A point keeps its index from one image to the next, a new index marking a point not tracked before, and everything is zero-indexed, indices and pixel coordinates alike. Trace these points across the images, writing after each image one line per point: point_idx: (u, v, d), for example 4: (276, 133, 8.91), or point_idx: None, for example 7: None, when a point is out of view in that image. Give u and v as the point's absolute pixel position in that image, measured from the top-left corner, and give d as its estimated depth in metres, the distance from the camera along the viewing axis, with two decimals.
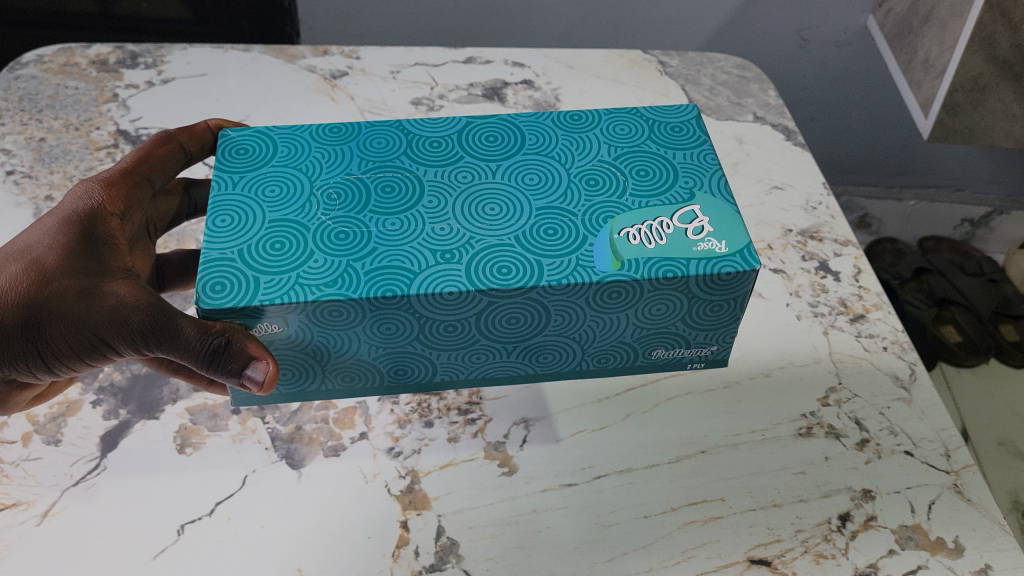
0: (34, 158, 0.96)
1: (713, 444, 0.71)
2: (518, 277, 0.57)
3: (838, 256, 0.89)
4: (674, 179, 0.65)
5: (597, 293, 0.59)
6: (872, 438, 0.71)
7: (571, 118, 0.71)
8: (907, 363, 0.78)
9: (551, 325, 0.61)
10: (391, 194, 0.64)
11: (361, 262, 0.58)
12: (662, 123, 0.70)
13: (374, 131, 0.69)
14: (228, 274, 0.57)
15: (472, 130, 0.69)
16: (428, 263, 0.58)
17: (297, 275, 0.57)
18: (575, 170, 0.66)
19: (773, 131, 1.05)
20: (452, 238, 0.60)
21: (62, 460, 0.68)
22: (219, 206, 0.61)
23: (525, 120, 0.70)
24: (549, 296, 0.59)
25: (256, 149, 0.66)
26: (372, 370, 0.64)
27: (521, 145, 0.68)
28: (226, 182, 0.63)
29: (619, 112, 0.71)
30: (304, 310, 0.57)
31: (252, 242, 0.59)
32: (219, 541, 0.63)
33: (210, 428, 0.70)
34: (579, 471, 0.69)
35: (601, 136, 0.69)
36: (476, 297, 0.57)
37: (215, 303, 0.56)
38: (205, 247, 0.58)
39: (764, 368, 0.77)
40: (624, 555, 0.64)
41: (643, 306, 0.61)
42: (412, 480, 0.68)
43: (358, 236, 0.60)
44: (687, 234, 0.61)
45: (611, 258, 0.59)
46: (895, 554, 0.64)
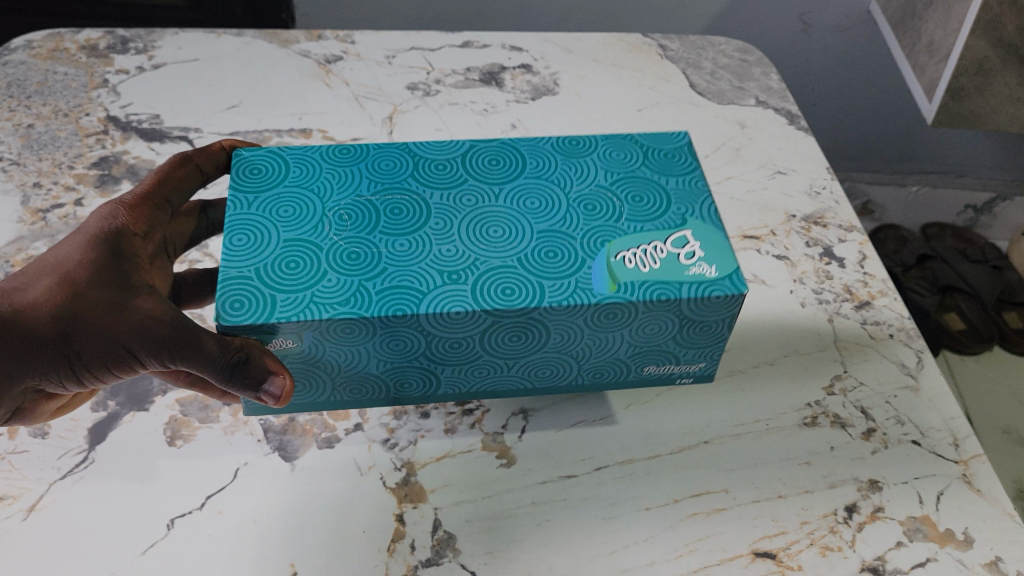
0: (22, 145, 0.94)
1: (716, 434, 0.69)
2: (521, 297, 0.56)
3: (842, 241, 0.87)
4: (667, 205, 0.64)
5: (594, 314, 0.58)
6: (879, 427, 0.70)
7: (570, 142, 0.69)
8: (914, 351, 0.76)
9: (548, 343, 0.60)
10: (399, 216, 0.62)
11: (372, 282, 0.57)
12: (656, 150, 0.69)
13: (381, 152, 0.67)
14: (246, 291, 0.56)
15: (475, 153, 0.67)
16: (436, 284, 0.57)
17: (312, 294, 0.56)
18: (574, 195, 0.64)
19: (776, 115, 1.03)
20: (459, 260, 0.59)
21: (49, 453, 0.66)
22: (235, 223, 0.60)
23: (526, 144, 0.68)
24: (551, 317, 0.57)
25: (268, 168, 0.64)
26: (376, 385, 0.63)
27: (522, 169, 0.66)
28: (240, 201, 0.61)
29: (616, 137, 0.70)
30: (319, 327, 0.55)
31: (268, 261, 0.58)
32: (210, 536, 0.62)
33: (200, 420, 0.69)
34: (579, 462, 0.67)
35: (599, 161, 0.67)
36: (480, 317, 0.56)
37: (234, 320, 0.54)
38: (222, 265, 0.57)
39: (768, 356, 0.75)
40: (626, 548, 0.62)
41: (636, 326, 0.60)
42: (408, 472, 0.66)
43: (369, 257, 0.58)
44: (680, 258, 0.60)
45: (609, 280, 0.58)
46: (903, 546, 0.62)
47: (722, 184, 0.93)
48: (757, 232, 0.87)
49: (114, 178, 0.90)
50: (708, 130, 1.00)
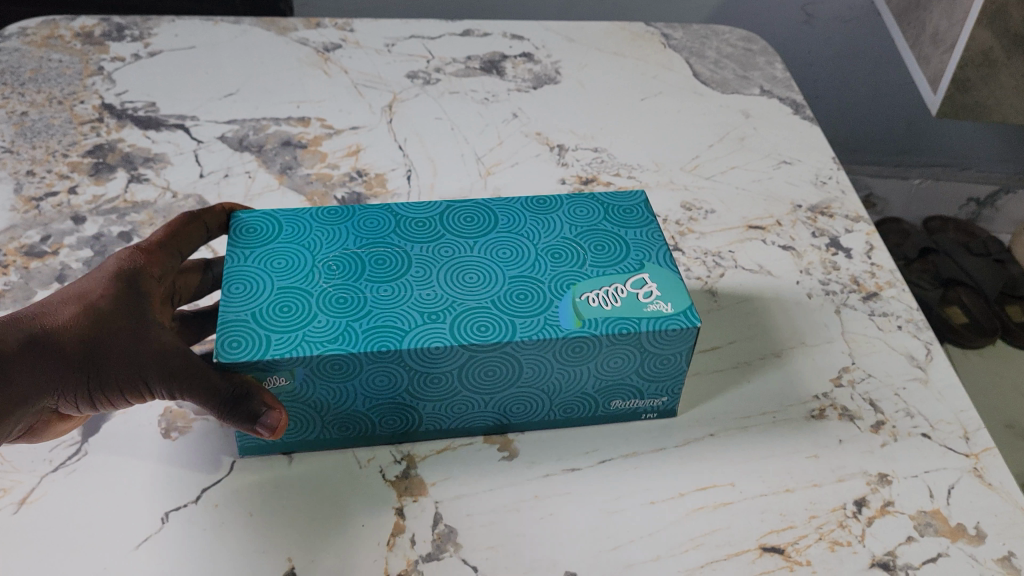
0: (15, 133, 0.92)
1: (722, 427, 0.68)
2: (494, 333, 0.60)
3: (849, 231, 0.85)
4: (626, 252, 0.67)
5: (562, 348, 0.61)
6: (888, 420, 0.69)
7: (539, 202, 0.73)
8: (923, 342, 0.75)
9: (522, 378, 0.63)
10: (384, 266, 0.65)
11: (359, 322, 0.60)
12: (616, 207, 0.72)
13: (367, 212, 0.71)
14: (243, 333, 0.59)
15: (452, 212, 0.71)
16: (417, 323, 0.60)
17: (304, 333, 0.59)
18: (542, 247, 0.68)
19: (781, 104, 1.02)
20: (437, 303, 0.62)
21: (41, 445, 0.65)
22: (233, 276, 0.63)
23: (498, 204, 0.72)
24: (523, 351, 0.60)
25: (263, 228, 0.68)
26: (361, 424, 0.64)
27: (494, 226, 0.70)
28: (237, 256, 0.65)
29: (582, 197, 0.73)
30: (310, 364, 0.58)
31: (263, 306, 0.61)
32: (206, 530, 0.60)
33: (196, 412, 0.68)
34: (583, 455, 0.66)
35: (564, 217, 0.71)
36: (457, 352, 0.59)
37: (232, 356, 0.57)
38: (220, 311, 0.60)
39: (774, 348, 0.74)
40: (631, 543, 0.61)
41: (602, 360, 0.63)
42: (409, 465, 0.65)
43: (355, 301, 0.62)
44: (639, 298, 0.63)
45: (574, 316, 0.61)
46: (914, 541, 0.61)
47: (726, 174, 0.91)
48: (763, 222, 0.86)
49: (109, 166, 0.89)
50: (712, 120, 0.99)
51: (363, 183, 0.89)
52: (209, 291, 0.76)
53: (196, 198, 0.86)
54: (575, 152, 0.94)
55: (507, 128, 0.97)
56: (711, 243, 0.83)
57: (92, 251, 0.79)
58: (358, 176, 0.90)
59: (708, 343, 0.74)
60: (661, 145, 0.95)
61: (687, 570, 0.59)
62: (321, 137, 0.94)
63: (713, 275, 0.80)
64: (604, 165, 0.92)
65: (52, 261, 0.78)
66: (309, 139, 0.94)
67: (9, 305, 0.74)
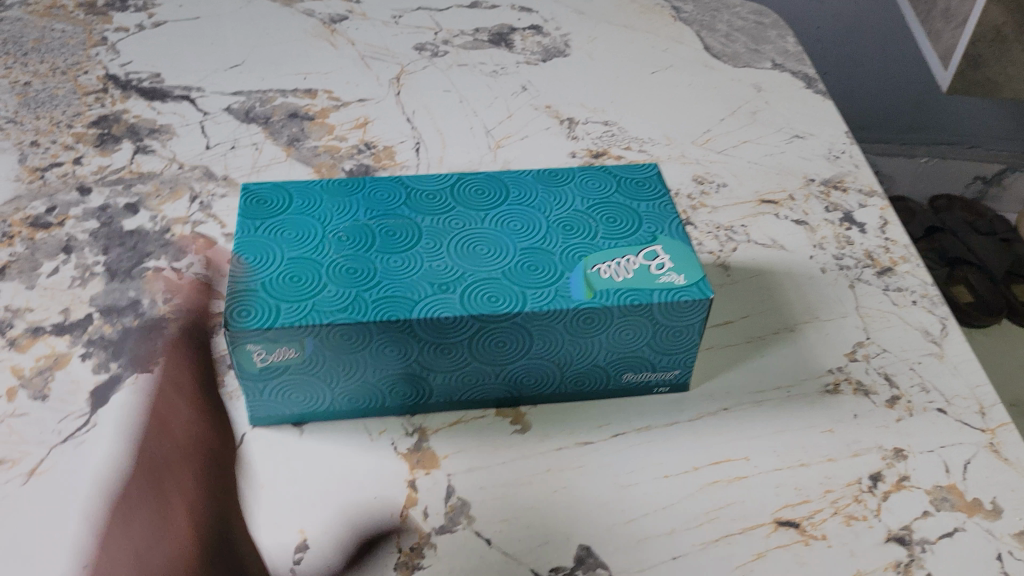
0: (19, 103, 0.91)
1: (735, 401, 0.67)
2: (505, 304, 0.59)
3: (863, 206, 0.84)
4: (638, 224, 0.66)
5: (573, 319, 0.60)
6: (903, 395, 0.68)
7: (549, 174, 0.71)
8: (938, 318, 0.74)
9: (532, 350, 0.62)
10: (395, 237, 0.64)
11: (369, 292, 0.60)
12: (628, 179, 0.70)
13: (377, 185, 0.69)
14: (254, 302, 0.58)
15: (463, 184, 0.70)
16: (427, 294, 0.60)
17: (314, 303, 0.58)
18: (553, 218, 0.67)
19: (793, 78, 1.00)
20: (448, 274, 0.61)
21: (49, 416, 0.64)
22: (245, 245, 0.63)
23: (510, 175, 0.70)
24: (534, 322, 0.60)
25: (273, 198, 0.67)
26: (372, 396, 0.64)
27: (505, 197, 0.68)
28: (248, 226, 0.64)
29: (594, 169, 0.72)
30: (320, 334, 0.58)
31: (273, 276, 0.60)
32: (217, 501, 0.60)
33: (206, 383, 0.67)
34: (596, 429, 0.65)
35: (576, 190, 0.69)
36: (468, 323, 0.59)
37: (242, 325, 0.57)
38: (231, 280, 0.60)
39: (788, 323, 0.73)
40: (645, 517, 0.60)
41: (613, 332, 0.62)
42: (420, 438, 0.64)
43: (366, 272, 0.61)
44: (651, 270, 0.62)
45: (586, 288, 0.61)
46: (930, 515, 0.61)
47: (738, 148, 0.90)
48: (776, 196, 0.85)
49: (114, 138, 0.88)
50: (724, 94, 0.97)
51: (371, 156, 0.88)
52: (216, 263, 0.75)
53: (202, 169, 0.85)
54: (585, 125, 0.93)
55: (516, 100, 0.96)
56: (723, 217, 0.82)
57: (98, 223, 0.78)
58: (366, 148, 0.89)
59: (721, 317, 0.74)
60: (672, 118, 0.94)
61: (701, 544, 0.59)
62: (328, 109, 0.93)
63: (726, 249, 0.79)
64: (614, 138, 0.91)
65: (58, 232, 0.77)
66: (316, 111, 0.92)
67: (15, 277, 0.73)
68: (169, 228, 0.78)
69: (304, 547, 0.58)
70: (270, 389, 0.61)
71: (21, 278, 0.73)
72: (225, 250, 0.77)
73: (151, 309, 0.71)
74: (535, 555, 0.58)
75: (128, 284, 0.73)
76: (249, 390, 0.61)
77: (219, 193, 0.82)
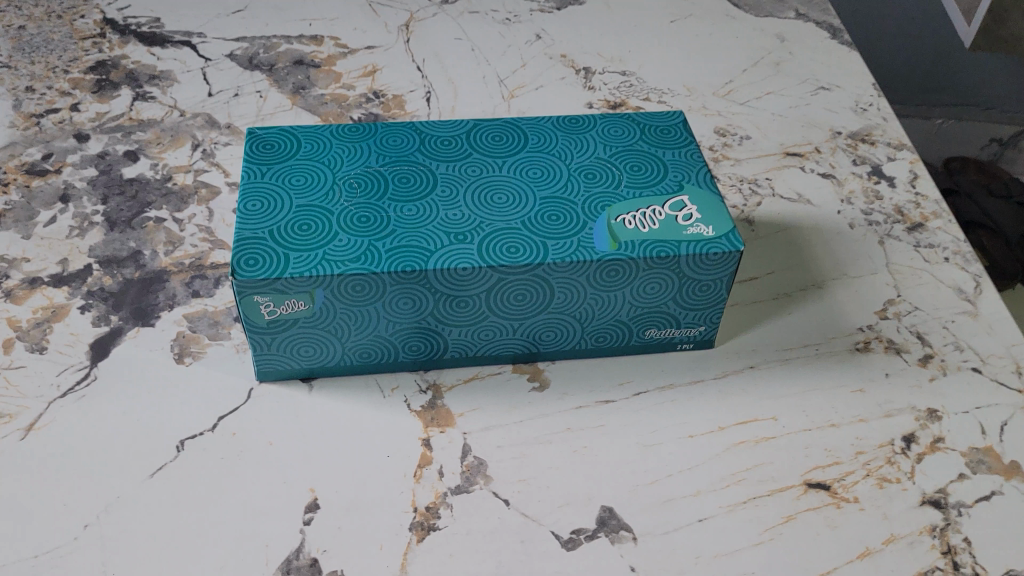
0: (12, 47, 0.87)
1: (762, 359, 0.65)
2: (525, 254, 0.56)
3: (892, 160, 0.81)
4: (663, 173, 0.63)
5: (596, 272, 0.57)
6: (936, 354, 0.65)
7: (570, 121, 0.67)
8: (971, 275, 0.71)
9: (553, 304, 0.59)
10: (408, 185, 0.61)
11: (382, 242, 0.57)
12: (652, 127, 0.67)
13: (389, 130, 0.66)
14: (261, 251, 0.56)
15: (479, 130, 0.66)
16: (443, 243, 0.57)
17: (324, 252, 0.56)
18: (574, 166, 0.63)
19: (818, 28, 0.96)
20: (465, 223, 0.58)
21: (48, 370, 0.61)
22: (251, 192, 0.60)
23: (528, 121, 0.67)
24: (555, 274, 0.57)
25: (281, 143, 0.64)
26: (384, 351, 0.61)
27: (523, 144, 0.65)
28: (254, 173, 0.61)
29: (616, 116, 0.68)
30: (330, 285, 0.55)
31: (281, 224, 0.57)
32: (224, 459, 0.58)
33: (211, 337, 0.64)
34: (617, 387, 0.63)
35: (598, 137, 0.66)
36: (486, 274, 0.56)
37: (249, 275, 0.54)
38: (237, 228, 0.57)
39: (816, 279, 0.70)
40: (670, 478, 0.58)
41: (638, 285, 0.59)
42: (434, 395, 0.62)
43: (379, 220, 0.58)
44: (678, 220, 0.59)
45: (610, 239, 0.58)
46: (966, 478, 0.58)
47: (762, 100, 0.87)
48: (801, 149, 0.81)
49: (113, 84, 0.84)
50: (746, 44, 0.93)
51: (380, 105, 0.84)
52: (220, 213, 0.72)
53: (204, 117, 0.81)
54: (602, 75, 0.89)
55: (529, 49, 0.92)
56: (746, 169, 0.79)
57: (96, 171, 0.75)
58: (375, 97, 0.85)
59: (746, 273, 0.71)
60: (693, 69, 0.90)
61: (728, 506, 0.57)
62: (335, 56, 0.89)
63: (750, 203, 0.76)
64: (633, 89, 0.87)
65: (55, 180, 0.74)
66: (322, 58, 0.89)
67: (11, 226, 0.70)
68: (170, 176, 0.75)
69: (314, 507, 0.56)
70: (278, 342, 0.59)
71: (17, 227, 0.70)
72: (229, 200, 0.73)
73: (153, 260, 0.68)
74: (556, 516, 0.56)
75: (128, 234, 0.70)
76: (256, 344, 0.59)
77: (222, 142, 0.79)
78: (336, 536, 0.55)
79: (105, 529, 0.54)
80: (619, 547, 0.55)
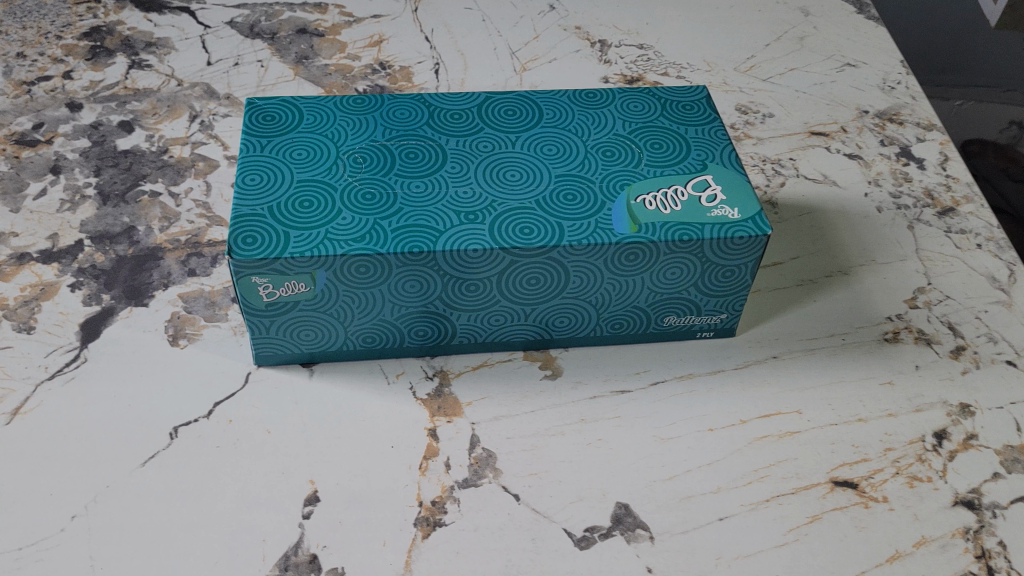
0: (3, 11, 0.83)
1: (786, 349, 0.62)
2: (540, 236, 0.53)
3: (921, 140, 0.77)
4: (686, 151, 0.59)
5: (614, 256, 0.54)
6: (969, 345, 0.62)
7: (587, 95, 0.64)
8: (1005, 263, 0.68)
9: (568, 288, 0.56)
10: (416, 160, 0.58)
11: (388, 220, 0.53)
12: (674, 102, 0.64)
13: (396, 102, 0.63)
14: (260, 228, 0.52)
15: (491, 103, 0.63)
16: (453, 223, 0.54)
17: (327, 231, 0.52)
18: (592, 143, 0.60)
19: (844, 1, 0.92)
20: (476, 202, 0.55)
21: (35, 351, 0.58)
22: (250, 166, 0.56)
23: (543, 95, 0.64)
24: (571, 258, 0.54)
25: (282, 115, 0.60)
26: (389, 336, 0.58)
27: (538, 119, 0.62)
28: (253, 145, 0.58)
29: (636, 90, 0.65)
30: (333, 266, 0.52)
31: (281, 200, 0.54)
32: (219, 448, 0.55)
33: (207, 318, 0.61)
34: (634, 376, 0.60)
35: (617, 113, 0.62)
36: (498, 256, 0.53)
37: (247, 254, 0.51)
38: (234, 204, 0.54)
39: (843, 265, 0.67)
40: (689, 473, 0.55)
41: (658, 270, 0.56)
42: (441, 382, 0.59)
43: (384, 198, 0.55)
44: (701, 202, 0.56)
45: (630, 220, 0.54)
46: (1001, 478, 0.55)
47: (785, 76, 0.83)
48: (827, 128, 0.78)
49: (108, 51, 0.80)
50: (768, 18, 0.90)
51: (386, 77, 0.80)
52: (218, 188, 0.69)
53: (203, 87, 0.78)
54: (618, 49, 0.85)
55: (543, 20, 0.88)
56: (769, 148, 0.75)
57: (89, 142, 0.72)
58: (381, 68, 0.81)
59: (769, 258, 0.67)
60: (713, 43, 0.86)
61: (750, 504, 0.54)
62: (340, 25, 0.85)
63: (773, 184, 0.72)
64: (651, 63, 0.83)
65: (46, 151, 0.71)
66: (326, 27, 0.85)
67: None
68: (167, 149, 0.72)
69: (314, 500, 0.53)
70: (277, 325, 0.55)
71: (5, 200, 0.67)
72: (228, 174, 0.70)
73: (147, 237, 0.65)
74: (568, 513, 0.53)
75: (122, 208, 0.67)
76: (254, 326, 0.56)
77: (221, 113, 0.75)
78: (336, 531, 0.52)
79: (93, 520, 0.51)
80: (634, 547, 0.52)
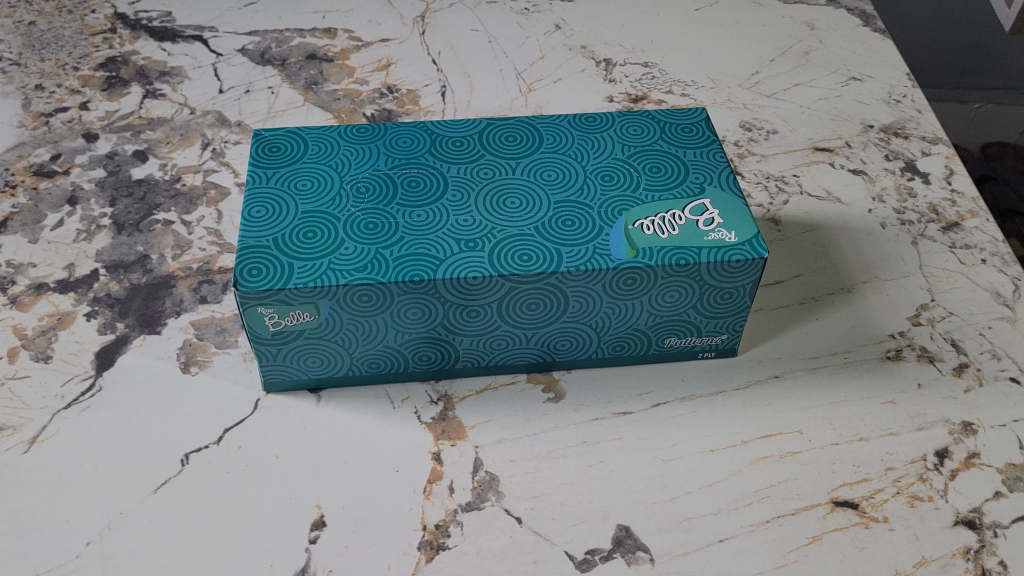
0: (23, 44, 0.85)
1: (788, 368, 0.62)
2: (538, 263, 0.54)
3: (927, 154, 0.77)
4: (684, 175, 0.60)
5: (612, 280, 0.55)
6: (972, 362, 0.62)
7: (587, 119, 0.65)
8: (1010, 278, 0.68)
9: (567, 312, 0.57)
10: (418, 189, 0.59)
11: (390, 249, 0.55)
12: (673, 125, 0.64)
13: (399, 131, 0.64)
14: (265, 260, 0.54)
15: (493, 130, 0.64)
16: (453, 251, 0.55)
17: (330, 261, 0.54)
18: (591, 168, 0.61)
19: (849, 14, 0.92)
20: (476, 229, 0.56)
21: (53, 380, 0.60)
22: (255, 198, 0.58)
23: (543, 120, 0.64)
24: (570, 283, 0.54)
25: (288, 146, 0.62)
26: (393, 362, 0.59)
27: (538, 144, 0.63)
28: (259, 177, 0.59)
29: (635, 113, 0.65)
30: (336, 296, 0.53)
31: (286, 231, 0.55)
32: (228, 473, 0.56)
33: (218, 345, 0.63)
34: (636, 398, 0.60)
35: (616, 137, 0.63)
36: (497, 283, 0.54)
37: (252, 286, 0.52)
38: (240, 236, 0.55)
39: (846, 282, 0.67)
40: (689, 495, 0.56)
41: (657, 294, 0.56)
42: (445, 406, 0.60)
43: (387, 227, 0.56)
44: (698, 225, 0.56)
45: (627, 246, 0.55)
46: (1002, 497, 0.56)
47: (790, 91, 0.83)
48: (830, 144, 0.78)
49: (123, 81, 0.82)
50: (774, 33, 0.90)
51: (393, 100, 0.82)
52: (229, 215, 0.70)
53: (215, 114, 0.79)
54: (623, 67, 0.86)
55: (548, 40, 0.89)
56: (773, 165, 0.76)
57: (105, 172, 0.74)
58: (388, 92, 0.83)
59: (772, 276, 0.68)
60: (719, 60, 0.87)
61: (750, 525, 0.54)
62: (349, 50, 0.86)
63: (776, 202, 0.73)
64: (655, 81, 0.84)
65: (63, 181, 0.73)
66: (335, 52, 0.86)
67: (18, 230, 0.69)
68: (179, 177, 0.73)
69: (320, 525, 0.54)
70: (284, 353, 0.57)
71: (24, 231, 0.69)
72: (239, 202, 0.72)
73: (160, 265, 0.67)
74: (569, 535, 0.54)
75: (136, 237, 0.69)
76: (262, 354, 0.57)
77: (232, 140, 0.77)
78: (341, 555, 0.53)
79: (107, 547, 0.53)
80: (635, 569, 0.53)
